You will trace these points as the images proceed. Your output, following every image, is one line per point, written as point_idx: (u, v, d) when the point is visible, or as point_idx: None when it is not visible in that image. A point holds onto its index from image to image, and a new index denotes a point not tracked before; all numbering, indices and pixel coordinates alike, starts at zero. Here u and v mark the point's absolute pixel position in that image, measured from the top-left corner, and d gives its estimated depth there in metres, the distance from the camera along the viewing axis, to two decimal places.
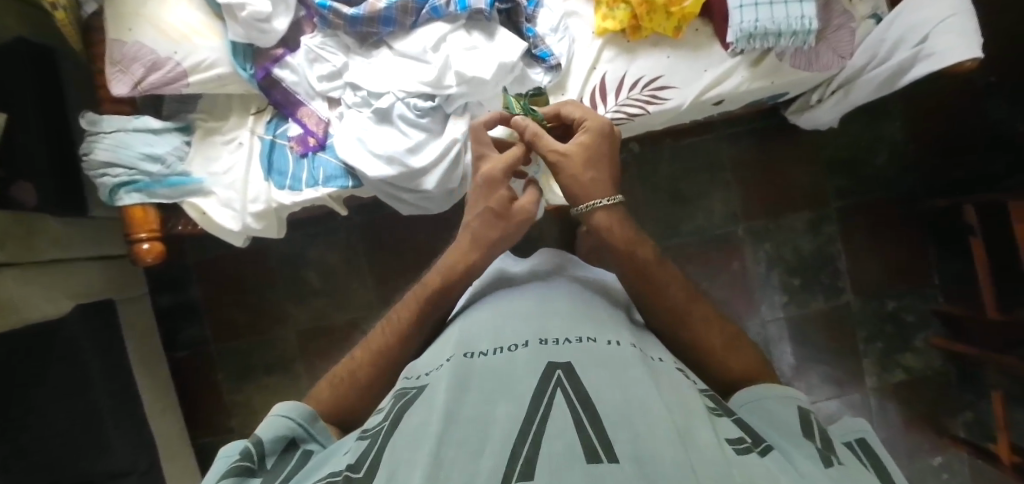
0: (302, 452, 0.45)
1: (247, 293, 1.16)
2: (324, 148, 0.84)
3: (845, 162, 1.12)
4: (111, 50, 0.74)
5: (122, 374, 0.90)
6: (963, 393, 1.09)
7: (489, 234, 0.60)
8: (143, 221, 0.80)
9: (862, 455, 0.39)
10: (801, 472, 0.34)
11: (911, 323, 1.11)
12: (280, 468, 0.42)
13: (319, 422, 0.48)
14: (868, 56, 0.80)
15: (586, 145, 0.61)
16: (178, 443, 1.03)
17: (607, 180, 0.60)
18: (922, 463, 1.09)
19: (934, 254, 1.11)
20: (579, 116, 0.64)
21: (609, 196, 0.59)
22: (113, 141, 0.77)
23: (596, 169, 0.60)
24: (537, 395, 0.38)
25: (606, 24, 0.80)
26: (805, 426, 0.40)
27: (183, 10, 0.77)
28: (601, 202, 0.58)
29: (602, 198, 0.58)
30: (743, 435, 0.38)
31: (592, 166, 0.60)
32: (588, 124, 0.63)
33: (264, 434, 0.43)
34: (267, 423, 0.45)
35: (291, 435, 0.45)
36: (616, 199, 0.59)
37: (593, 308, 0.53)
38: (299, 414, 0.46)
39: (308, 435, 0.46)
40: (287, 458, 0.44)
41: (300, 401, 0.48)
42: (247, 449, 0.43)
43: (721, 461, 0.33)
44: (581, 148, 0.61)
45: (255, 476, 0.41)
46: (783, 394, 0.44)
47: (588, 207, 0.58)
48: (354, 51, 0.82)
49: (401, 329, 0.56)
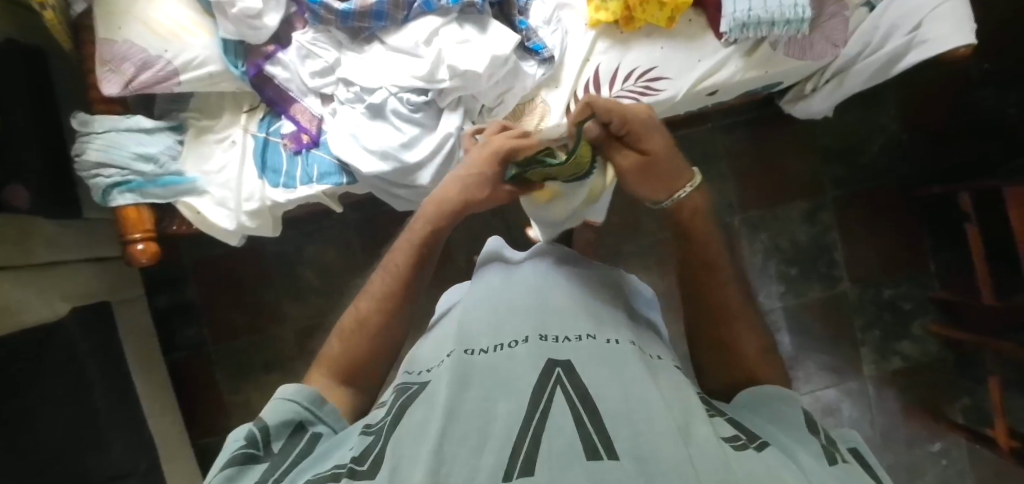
0: (309, 436, 0.44)
1: (244, 293, 1.15)
2: (317, 144, 0.83)
3: (841, 151, 1.12)
4: (100, 50, 0.73)
5: (117, 376, 0.89)
6: (959, 378, 1.10)
7: (475, 194, 0.60)
8: (137, 221, 0.78)
9: (865, 456, 0.40)
10: (803, 468, 0.35)
11: (908, 310, 1.12)
12: (286, 452, 0.42)
13: (327, 405, 0.47)
14: (861, 45, 0.79)
15: (649, 153, 0.56)
16: (178, 444, 1.02)
17: (678, 164, 0.57)
18: (921, 449, 1.09)
19: (931, 241, 1.11)
20: (620, 121, 0.55)
21: (688, 180, 0.57)
22: (105, 141, 0.76)
23: (671, 168, 0.57)
24: (537, 391, 0.38)
25: (598, 15, 0.79)
26: (808, 423, 0.41)
27: (173, 7, 0.77)
28: (687, 192, 0.57)
29: (683, 188, 0.57)
30: (738, 433, 0.38)
31: (665, 172, 0.57)
32: (631, 130, 0.56)
33: (270, 419, 0.43)
34: (274, 409, 0.44)
35: (296, 419, 0.44)
36: (695, 178, 0.57)
37: (595, 304, 0.53)
38: (305, 398, 0.46)
39: (315, 417, 0.46)
40: (294, 440, 0.43)
41: (305, 384, 0.48)
42: (251, 432, 0.42)
43: (722, 457, 0.33)
44: (647, 162, 0.56)
45: (260, 461, 0.41)
46: (783, 394, 0.44)
47: (676, 202, 0.58)
48: (346, 47, 0.82)
49: (402, 273, 0.57)
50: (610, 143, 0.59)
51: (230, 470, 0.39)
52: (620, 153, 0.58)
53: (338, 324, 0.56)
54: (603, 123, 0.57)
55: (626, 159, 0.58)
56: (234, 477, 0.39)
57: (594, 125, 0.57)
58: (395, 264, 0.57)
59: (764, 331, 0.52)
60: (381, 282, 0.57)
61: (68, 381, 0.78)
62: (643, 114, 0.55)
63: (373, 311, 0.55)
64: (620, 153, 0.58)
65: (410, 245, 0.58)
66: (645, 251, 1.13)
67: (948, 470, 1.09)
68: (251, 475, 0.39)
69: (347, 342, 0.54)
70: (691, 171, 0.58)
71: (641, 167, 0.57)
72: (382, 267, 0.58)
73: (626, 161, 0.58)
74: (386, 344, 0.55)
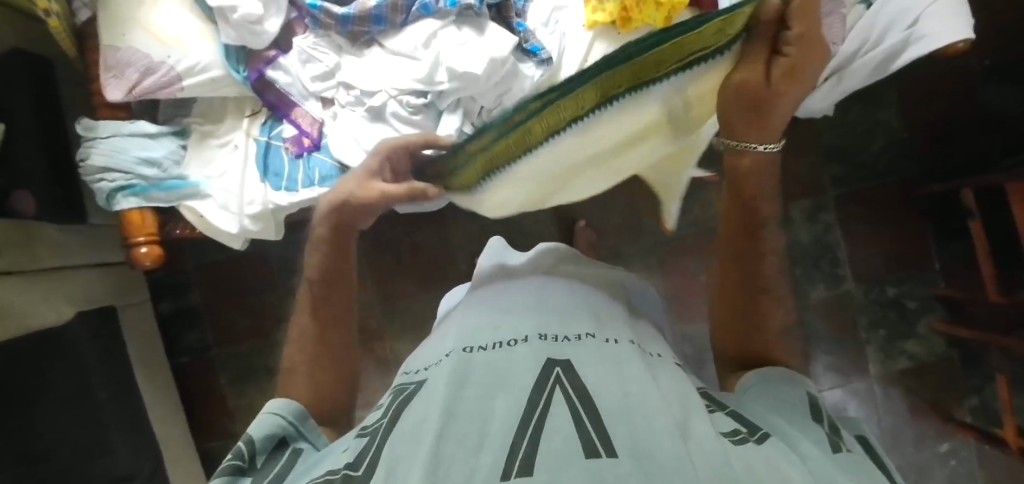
0: (291, 451, 0.45)
1: (247, 297, 1.16)
2: (318, 148, 0.84)
3: (842, 149, 1.12)
4: (105, 57, 0.75)
5: (123, 378, 0.90)
6: (966, 377, 1.09)
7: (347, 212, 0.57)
8: (140, 225, 0.79)
9: (873, 447, 0.40)
10: (805, 459, 0.34)
11: (913, 309, 1.11)
12: (269, 467, 0.42)
13: (310, 421, 0.48)
14: (860, 40, 0.78)
15: (778, 88, 0.44)
16: (183, 449, 1.03)
17: (782, 117, 0.47)
18: (930, 450, 1.08)
19: (935, 238, 1.10)
20: (797, 32, 0.40)
21: (772, 142, 0.49)
22: (108, 146, 0.77)
23: (783, 112, 0.46)
24: (536, 391, 0.38)
25: (594, 16, 0.78)
26: (812, 410, 0.41)
27: (175, 13, 0.78)
28: (754, 149, 0.49)
29: (758, 143, 0.49)
30: (738, 426, 0.37)
31: (770, 111, 0.46)
32: (792, 51, 0.42)
33: (255, 434, 0.44)
34: (260, 423, 0.46)
35: (280, 434, 0.45)
36: (773, 149, 0.49)
37: (590, 304, 0.53)
38: (291, 413, 0.47)
39: (299, 433, 0.47)
40: (276, 456, 0.44)
41: (292, 400, 0.49)
42: (239, 447, 0.42)
43: (720, 451, 0.33)
44: (770, 90, 0.44)
45: (246, 475, 0.41)
46: (790, 379, 0.45)
47: (739, 147, 0.50)
48: (346, 50, 0.83)
49: (315, 300, 0.57)
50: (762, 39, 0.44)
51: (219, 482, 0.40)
52: (756, 57, 0.45)
53: (282, 377, 0.56)
54: (783, 18, 0.41)
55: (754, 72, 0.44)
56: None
57: (778, 12, 0.41)
58: (304, 303, 0.58)
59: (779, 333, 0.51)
60: (309, 320, 0.57)
61: (70, 383, 0.79)
62: (820, 47, 0.42)
63: (314, 347, 0.56)
64: (757, 54, 0.45)
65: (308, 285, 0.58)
66: (647, 252, 1.13)
67: (957, 471, 1.07)
68: None
69: (297, 372, 0.55)
70: (776, 136, 0.49)
71: (766, 93, 0.44)
72: (298, 304, 0.59)
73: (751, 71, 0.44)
74: (336, 363, 0.56)
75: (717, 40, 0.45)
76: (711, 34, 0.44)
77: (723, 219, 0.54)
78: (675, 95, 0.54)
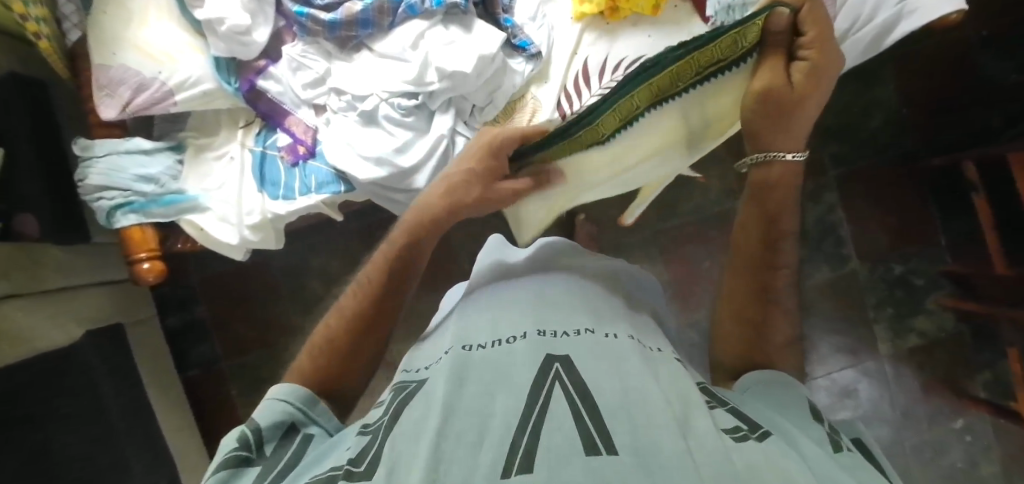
0: (302, 437, 0.43)
1: (253, 307, 1.17)
2: (313, 155, 0.84)
3: (841, 128, 1.11)
4: (97, 76, 0.75)
5: (134, 394, 0.91)
6: (977, 352, 1.08)
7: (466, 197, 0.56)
8: (141, 241, 0.79)
9: (868, 444, 0.40)
10: (805, 456, 0.34)
11: (920, 286, 1.10)
12: (278, 455, 0.40)
13: (320, 404, 0.46)
14: (852, 18, 0.77)
15: (801, 93, 0.47)
16: (197, 462, 1.04)
17: (801, 129, 0.49)
18: (944, 427, 1.07)
19: (938, 212, 1.09)
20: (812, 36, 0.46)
21: (798, 151, 0.50)
22: (106, 165, 0.78)
23: (803, 122, 0.49)
24: (536, 387, 0.38)
25: (583, 8, 0.80)
26: (812, 410, 0.41)
27: (165, 30, 0.79)
28: (782, 158, 0.49)
29: (786, 152, 0.49)
30: (739, 423, 0.37)
31: (795, 120, 0.48)
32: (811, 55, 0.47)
33: (262, 421, 0.42)
34: (265, 409, 0.43)
35: (288, 420, 0.43)
36: (801, 157, 0.50)
37: (593, 300, 0.53)
38: (298, 398, 0.45)
39: (308, 418, 0.44)
40: (287, 443, 0.42)
41: (298, 383, 0.47)
42: (243, 435, 0.41)
43: (722, 449, 0.32)
44: (793, 92, 0.47)
45: (253, 465, 0.39)
46: (782, 380, 0.45)
47: (766, 158, 0.50)
48: (335, 56, 0.83)
49: (375, 286, 0.53)
50: (774, 49, 0.48)
51: (219, 475, 0.38)
52: (771, 67, 0.48)
53: (314, 334, 0.52)
54: (793, 26, 0.47)
55: (775, 72, 0.47)
56: (227, 481, 0.37)
57: (791, 18, 0.46)
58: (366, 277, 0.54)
59: (787, 315, 0.51)
60: (353, 298, 0.53)
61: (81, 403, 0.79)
62: (831, 56, 0.47)
63: (350, 315, 0.52)
64: (773, 61, 0.48)
65: (381, 262, 0.54)
66: (648, 242, 1.13)
67: (973, 448, 1.06)
68: (243, 481, 0.38)
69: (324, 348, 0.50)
70: (800, 147, 0.50)
71: (794, 96, 0.47)
72: (355, 283, 0.55)
73: (772, 77, 0.47)
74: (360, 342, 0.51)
75: (734, 49, 0.50)
76: (728, 43, 0.49)
77: (741, 226, 0.53)
78: (695, 109, 0.57)
